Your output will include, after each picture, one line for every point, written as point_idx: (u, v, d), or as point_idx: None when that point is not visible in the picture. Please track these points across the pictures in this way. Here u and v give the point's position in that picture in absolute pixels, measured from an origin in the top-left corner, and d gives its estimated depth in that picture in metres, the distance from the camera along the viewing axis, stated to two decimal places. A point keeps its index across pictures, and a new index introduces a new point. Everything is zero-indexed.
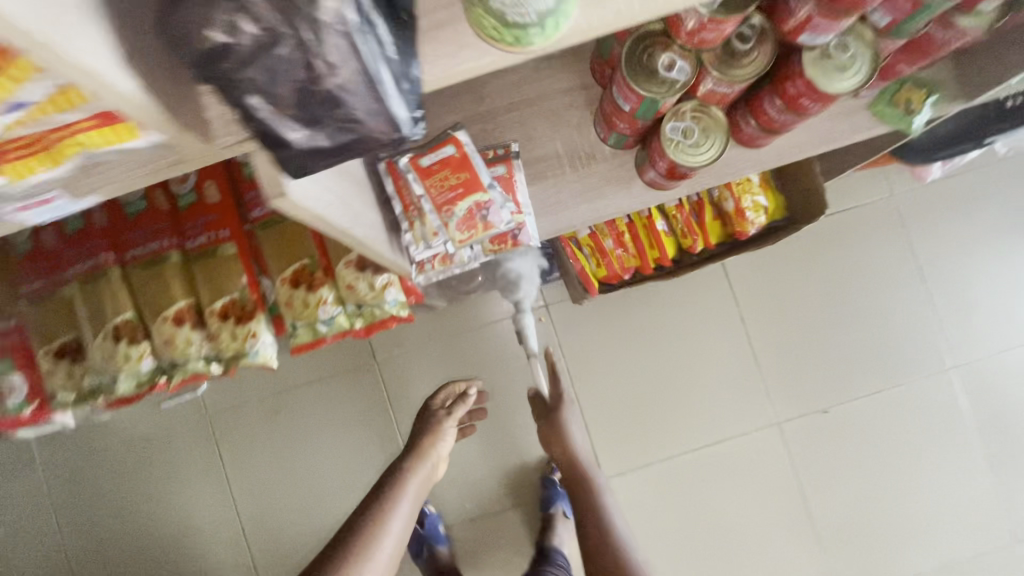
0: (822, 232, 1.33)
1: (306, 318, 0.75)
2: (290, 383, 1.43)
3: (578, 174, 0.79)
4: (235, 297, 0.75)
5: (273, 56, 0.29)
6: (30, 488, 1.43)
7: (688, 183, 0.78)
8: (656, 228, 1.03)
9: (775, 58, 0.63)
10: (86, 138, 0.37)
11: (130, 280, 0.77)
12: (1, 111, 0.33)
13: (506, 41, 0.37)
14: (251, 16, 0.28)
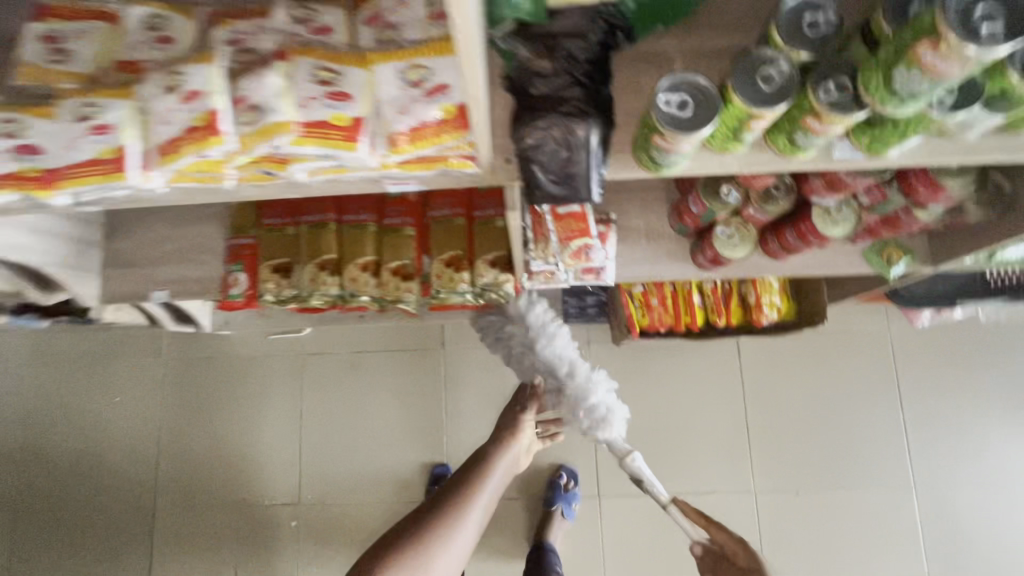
0: (825, 344, 1.63)
1: (447, 289, 1.09)
2: (370, 347, 1.76)
3: (650, 245, 1.13)
4: (405, 263, 1.11)
5: (555, 152, 0.66)
6: (152, 371, 1.78)
7: (726, 271, 1.11)
8: (692, 300, 1.37)
9: (796, 206, 0.98)
10: (448, 161, 0.69)
11: (339, 234, 1.15)
12: (425, 140, 0.66)
13: (648, 167, 0.70)
14: (554, 135, 0.65)
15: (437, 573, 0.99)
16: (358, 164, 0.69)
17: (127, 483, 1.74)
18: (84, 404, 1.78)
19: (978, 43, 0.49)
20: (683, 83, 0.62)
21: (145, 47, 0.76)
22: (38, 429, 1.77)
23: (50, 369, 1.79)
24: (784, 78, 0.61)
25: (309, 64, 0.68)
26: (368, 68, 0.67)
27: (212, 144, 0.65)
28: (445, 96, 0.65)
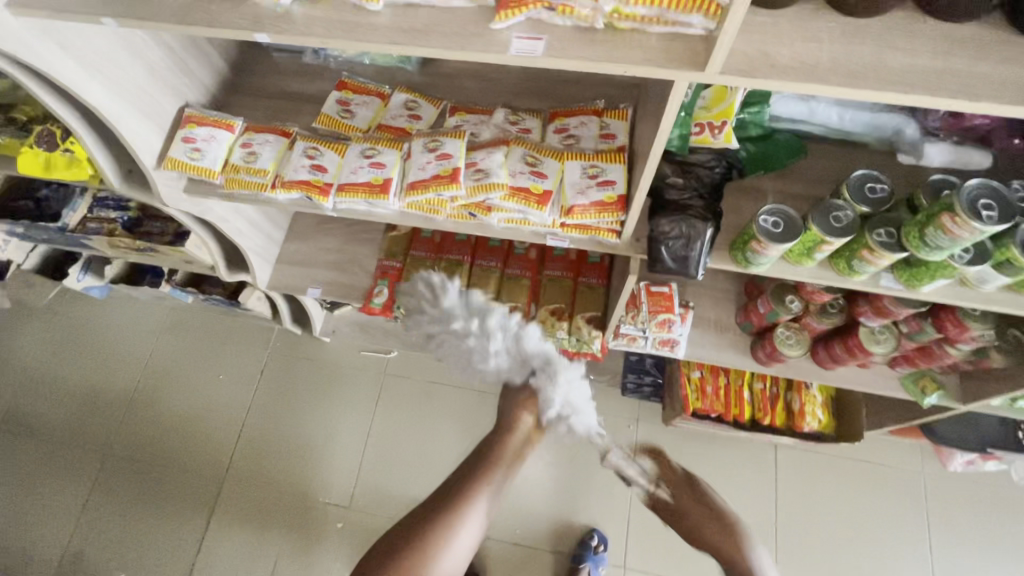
0: (859, 470, 1.74)
1: (547, 332, 1.35)
2: (444, 381, 2.00)
3: (717, 334, 1.37)
4: (517, 305, 1.38)
5: (678, 239, 0.94)
6: (254, 358, 2.05)
7: (779, 368, 1.32)
8: (743, 395, 1.57)
9: (845, 324, 1.21)
10: (597, 231, 0.97)
11: (469, 273, 1.44)
12: (589, 215, 0.95)
13: (740, 264, 0.97)
14: (680, 227, 0.94)
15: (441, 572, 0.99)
16: (538, 220, 0.99)
17: (206, 456, 1.92)
18: (189, 374, 2.03)
19: (978, 222, 0.74)
20: (777, 211, 0.90)
21: (403, 120, 1.13)
22: (143, 387, 2.02)
23: (171, 337, 2.08)
24: (848, 220, 0.88)
25: (520, 151, 1.01)
26: (561, 160, 0.99)
27: (451, 187, 0.97)
28: (611, 188, 0.95)
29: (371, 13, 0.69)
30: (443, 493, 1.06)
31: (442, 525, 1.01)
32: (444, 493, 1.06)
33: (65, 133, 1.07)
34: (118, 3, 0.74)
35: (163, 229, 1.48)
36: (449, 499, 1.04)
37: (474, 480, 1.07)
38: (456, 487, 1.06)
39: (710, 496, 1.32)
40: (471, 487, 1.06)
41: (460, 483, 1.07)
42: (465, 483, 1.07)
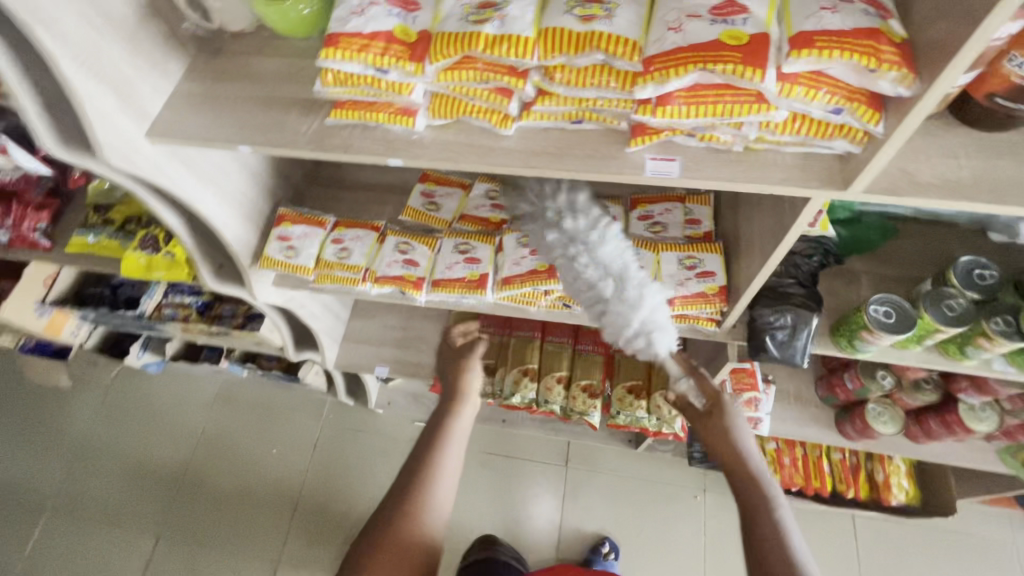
0: (953, 543, 1.63)
1: (625, 410, 1.32)
2: (501, 450, 1.95)
3: (799, 407, 1.34)
4: (592, 383, 1.35)
5: (783, 331, 0.93)
6: (308, 429, 2.02)
7: (868, 442, 1.28)
8: (822, 467, 1.51)
9: (941, 398, 1.18)
10: (696, 320, 0.98)
11: (540, 348, 1.42)
12: (689, 307, 0.95)
13: (842, 348, 0.96)
14: (785, 319, 0.93)
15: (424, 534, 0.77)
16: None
17: (259, 537, 1.87)
18: (243, 448, 2.01)
19: None
20: (887, 300, 0.90)
21: (485, 209, 1.14)
22: (195, 462, 1.99)
23: (224, 410, 2.07)
24: (961, 308, 0.87)
25: None
26: (655, 250, 0.99)
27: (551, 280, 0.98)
28: (710, 279, 0.95)
29: (502, 136, 0.72)
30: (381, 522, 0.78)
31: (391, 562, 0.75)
32: (388, 514, 0.78)
33: (166, 236, 1.13)
34: (254, 132, 0.79)
35: (235, 311, 1.51)
36: (391, 518, 0.78)
37: (410, 491, 0.80)
38: (394, 501, 0.80)
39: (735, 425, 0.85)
40: (421, 496, 0.79)
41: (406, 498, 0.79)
42: (413, 492, 0.79)
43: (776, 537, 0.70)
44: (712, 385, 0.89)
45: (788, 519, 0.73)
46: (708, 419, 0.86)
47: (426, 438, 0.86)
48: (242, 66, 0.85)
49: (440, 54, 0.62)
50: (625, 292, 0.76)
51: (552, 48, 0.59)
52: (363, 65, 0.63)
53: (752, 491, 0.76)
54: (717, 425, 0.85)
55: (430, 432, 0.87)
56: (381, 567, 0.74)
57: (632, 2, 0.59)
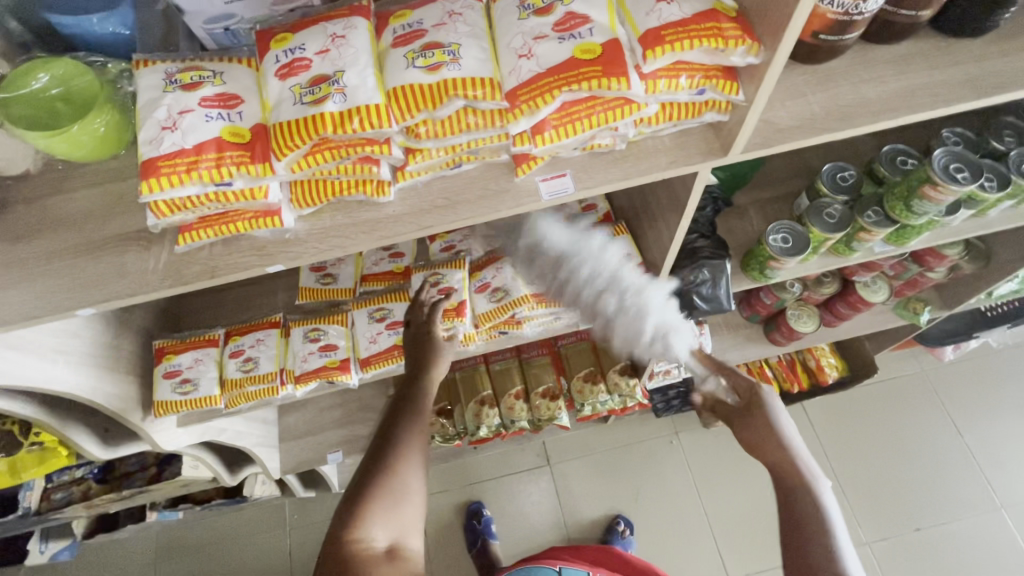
0: (881, 390, 1.87)
1: (589, 400, 1.33)
2: (483, 476, 1.91)
3: (732, 334, 1.44)
4: (549, 386, 1.35)
5: (706, 284, 0.97)
6: (275, 542, 1.83)
7: (796, 342, 1.41)
8: (767, 374, 1.64)
9: (841, 284, 1.30)
10: None
11: (488, 372, 1.38)
12: (618, 294, 0.96)
13: (755, 278, 1.03)
14: (704, 274, 0.97)
15: (389, 523, 0.68)
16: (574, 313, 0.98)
17: None
18: None
19: (958, 184, 0.83)
20: (781, 226, 0.97)
21: (386, 262, 1.06)
22: None
23: (170, 563, 1.81)
24: (838, 213, 0.96)
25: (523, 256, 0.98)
26: None
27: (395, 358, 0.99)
28: (627, 260, 0.96)
29: (384, 203, 0.66)
30: (370, 466, 0.72)
31: (387, 502, 0.69)
32: (377, 460, 0.73)
33: (23, 427, 0.93)
34: (90, 288, 0.65)
35: (142, 463, 1.30)
36: (387, 464, 0.72)
37: (395, 438, 0.75)
38: (380, 454, 0.73)
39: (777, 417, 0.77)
40: (384, 478, 0.71)
41: (393, 446, 0.74)
42: (404, 435, 0.75)
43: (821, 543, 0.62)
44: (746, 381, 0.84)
45: (840, 525, 0.64)
46: (751, 417, 0.79)
47: (409, 397, 0.80)
48: (43, 213, 0.70)
49: (285, 147, 0.54)
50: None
51: (408, 108, 0.53)
52: (199, 186, 0.54)
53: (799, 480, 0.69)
54: (757, 421, 0.78)
55: (405, 394, 0.81)
56: (376, 515, 0.68)
57: (472, 37, 0.55)
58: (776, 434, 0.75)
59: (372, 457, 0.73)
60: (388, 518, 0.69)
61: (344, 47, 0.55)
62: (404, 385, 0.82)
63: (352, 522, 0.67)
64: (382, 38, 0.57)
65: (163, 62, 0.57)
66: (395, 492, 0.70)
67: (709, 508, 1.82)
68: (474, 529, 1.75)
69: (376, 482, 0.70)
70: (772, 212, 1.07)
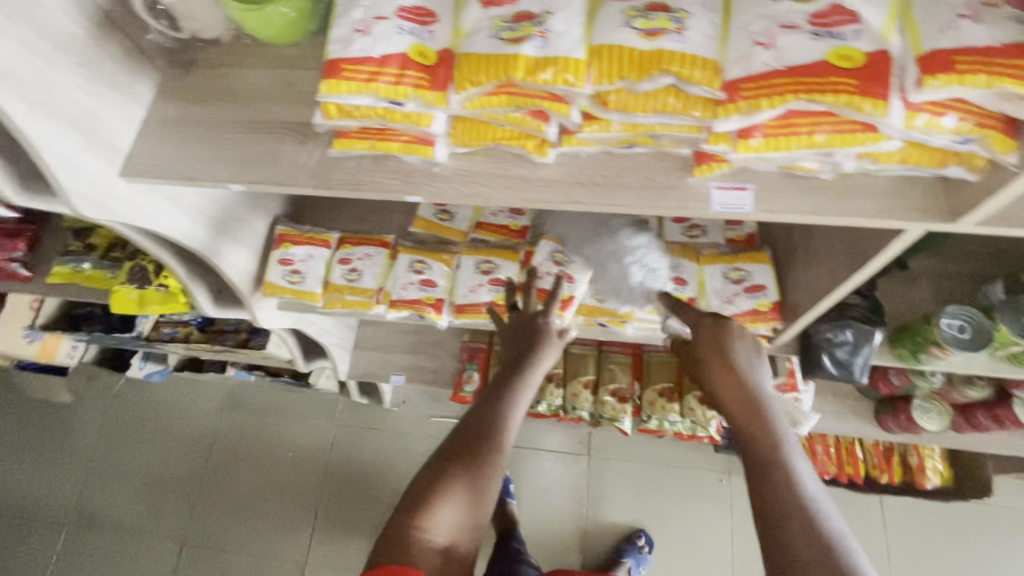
0: (984, 516, 1.62)
1: (658, 415, 1.27)
2: (521, 443, 1.92)
3: (836, 401, 1.29)
4: (621, 387, 1.30)
5: (845, 344, 0.85)
6: (321, 428, 1.97)
7: (910, 436, 1.23)
8: (856, 454, 1.49)
9: (992, 393, 1.11)
10: None
11: (565, 353, 1.36)
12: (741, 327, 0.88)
13: (900, 358, 0.89)
14: (846, 332, 0.85)
15: (451, 517, 0.67)
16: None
17: (283, 540, 1.86)
18: (257, 451, 1.96)
19: None
20: (961, 313, 0.82)
21: (504, 217, 1.03)
22: (210, 467, 1.95)
23: (233, 414, 2.00)
24: None
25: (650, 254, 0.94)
26: (699, 263, 0.91)
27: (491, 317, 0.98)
28: (761, 294, 0.86)
29: (538, 165, 0.61)
30: (450, 455, 0.71)
31: (459, 500, 0.68)
32: (461, 452, 0.71)
33: (156, 267, 1.03)
34: (246, 166, 0.68)
35: (237, 326, 1.44)
36: (470, 457, 0.71)
37: (477, 442, 0.72)
38: (468, 446, 0.72)
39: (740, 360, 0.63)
40: (466, 470, 0.70)
41: (475, 448, 0.71)
42: (491, 439, 0.72)
43: (791, 498, 0.53)
44: (705, 313, 0.69)
45: (816, 490, 0.54)
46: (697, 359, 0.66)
47: (505, 390, 0.77)
48: (223, 83, 0.73)
49: (467, 81, 0.50)
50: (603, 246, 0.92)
51: (607, 73, 0.47)
52: (374, 98, 0.52)
53: (761, 432, 0.58)
54: (712, 364, 0.64)
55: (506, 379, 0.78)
56: (445, 509, 0.67)
57: (706, 8, 0.47)
58: (738, 381, 0.62)
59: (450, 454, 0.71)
60: (453, 518, 0.67)
61: None
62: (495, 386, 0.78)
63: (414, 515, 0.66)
64: None
65: None
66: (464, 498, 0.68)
67: (737, 559, 1.73)
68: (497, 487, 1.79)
69: (444, 484, 0.68)
70: (947, 291, 0.90)
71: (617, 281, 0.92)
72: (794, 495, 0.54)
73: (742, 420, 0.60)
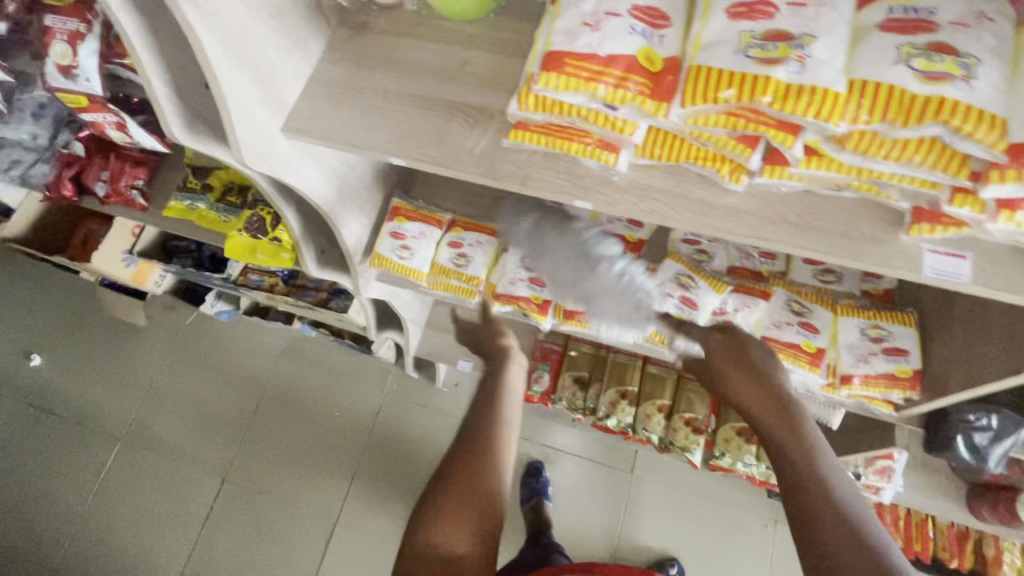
0: None
1: (733, 454, 1.22)
2: (564, 447, 1.89)
3: (925, 477, 1.21)
4: (696, 417, 1.25)
5: (990, 434, 0.84)
6: (370, 394, 1.99)
7: (1004, 530, 1.14)
8: (929, 531, 1.41)
9: None
10: (871, 400, 0.84)
11: (643, 371, 1.32)
12: (871, 391, 0.82)
13: None
14: (996, 425, 0.83)
15: (454, 524, 0.67)
16: (808, 381, 0.85)
17: (317, 495, 1.90)
18: (306, 404, 2.00)
19: None
20: None
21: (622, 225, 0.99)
22: (258, 411, 2.00)
23: (289, 364, 2.04)
24: None
25: (782, 292, 0.88)
26: (835, 313, 0.85)
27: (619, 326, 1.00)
28: (902, 359, 0.80)
29: (724, 190, 0.57)
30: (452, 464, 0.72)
31: (458, 507, 0.68)
32: (461, 458, 0.72)
33: (273, 218, 1.02)
34: (410, 141, 0.66)
35: (319, 285, 1.46)
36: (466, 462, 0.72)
37: (482, 450, 0.72)
38: (467, 452, 0.73)
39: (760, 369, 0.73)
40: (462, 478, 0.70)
41: (479, 454, 0.72)
42: (483, 441, 0.73)
43: (819, 483, 0.57)
44: (718, 331, 0.81)
45: (843, 477, 0.58)
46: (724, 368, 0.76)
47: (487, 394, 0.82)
48: (392, 52, 0.71)
49: (699, 97, 0.46)
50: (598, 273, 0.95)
51: (867, 113, 0.43)
52: (588, 98, 0.48)
53: (784, 426, 0.64)
54: (733, 370, 0.74)
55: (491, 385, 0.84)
56: (448, 519, 0.67)
57: (996, 56, 0.42)
58: (754, 382, 0.71)
59: (457, 465, 0.71)
60: (454, 524, 0.67)
61: (825, 8, 0.45)
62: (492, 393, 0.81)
63: (429, 528, 0.67)
64: (866, 12, 0.45)
65: None
66: (472, 507, 0.68)
67: None
68: (535, 487, 1.77)
69: (454, 492, 0.69)
70: None
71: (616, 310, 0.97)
72: (823, 482, 0.57)
73: (768, 418, 0.66)
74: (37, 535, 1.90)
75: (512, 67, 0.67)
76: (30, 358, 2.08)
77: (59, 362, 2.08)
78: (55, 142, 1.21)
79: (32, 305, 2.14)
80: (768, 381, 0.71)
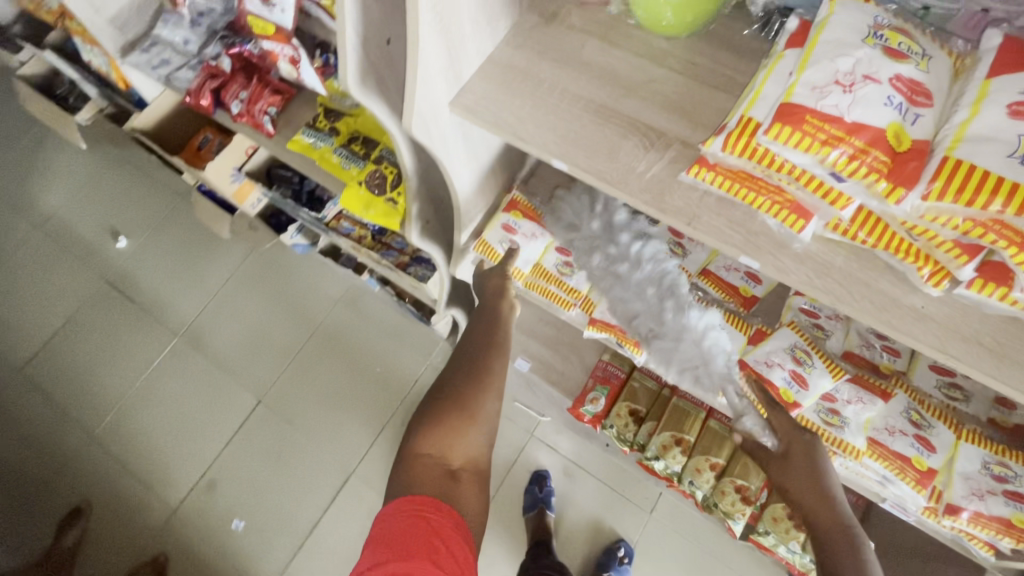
0: None
1: (780, 536, 1.16)
2: (590, 466, 1.86)
3: None
4: (749, 486, 1.19)
5: None
6: (414, 361, 2.00)
7: None
8: None
9: None
10: (970, 537, 0.77)
11: (705, 423, 1.26)
12: (977, 531, 0.75)
13: None
14: None
15: (457, 444, 0.82)
16: (908, 497, 0.81)
17: (344, 441, 1.94)
18: (352, 353, 2.03)
19: None
20: None
21: (738, 277, 0.94)
22: (307, 347, 2.05)
23: (346, 310, 2.08)
24: None
25: (904, 398, 0.81)
26: (958, 437, 0.77)
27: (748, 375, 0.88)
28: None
29: (914, 289, 0.52)
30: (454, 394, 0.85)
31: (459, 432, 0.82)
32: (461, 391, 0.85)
33: (394, 180, 1.07)
34: (578, 148, 0.63)
35: (403, 248, 1.47)
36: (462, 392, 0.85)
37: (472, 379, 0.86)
38: (465, 385, 0.86)
39: (824, 471, 0.80)
40: (459, 409, 0.83)
41: (470, 393, 0.85)
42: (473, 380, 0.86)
43: None
44: (789, 423, 0.83)
45: None
46: (789, 464, 0.82)
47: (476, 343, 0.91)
48: (576, 49, 0.68)
49: (950, 194, 0.41)
50: (669, 318, 0.90)
51: None
52: (818, 162, 0.44)
53: (838, 534, 0.75)
54: (797, 472, 0.81)
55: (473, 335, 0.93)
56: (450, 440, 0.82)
57: None
58: (819, 486, 0.79)
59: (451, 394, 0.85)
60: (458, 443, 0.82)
61: None
62: (479, 344, 0.90)
63: (425, 439, 0.83)
64: None
65: (883, 9, 0.46)
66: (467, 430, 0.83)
67: None
68: (537, 497, 1.75)
69: (439, 427, 0.84)
70: None
71: (689, 361, 0.90)
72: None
73: (824, 523, 0.77)
74: (85, 402, 2.02)
75: (702, 97, 0.63)
76: (118, 239, 2.20)
77: (141, 249, 2.19)
78: (204, 51, 1.25)
79: (130, 189, 2.27)
80: (829, 487, 0.79)
